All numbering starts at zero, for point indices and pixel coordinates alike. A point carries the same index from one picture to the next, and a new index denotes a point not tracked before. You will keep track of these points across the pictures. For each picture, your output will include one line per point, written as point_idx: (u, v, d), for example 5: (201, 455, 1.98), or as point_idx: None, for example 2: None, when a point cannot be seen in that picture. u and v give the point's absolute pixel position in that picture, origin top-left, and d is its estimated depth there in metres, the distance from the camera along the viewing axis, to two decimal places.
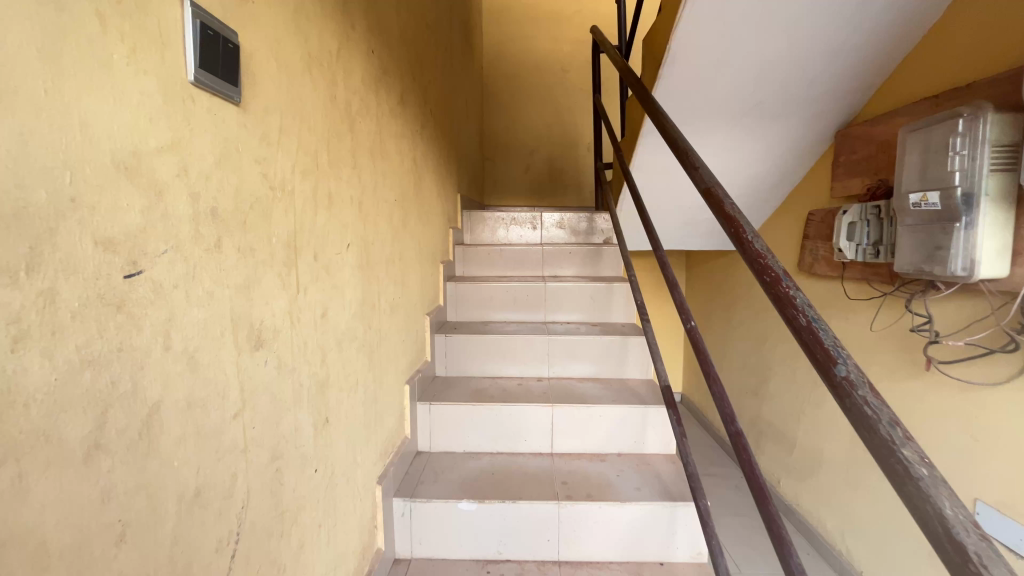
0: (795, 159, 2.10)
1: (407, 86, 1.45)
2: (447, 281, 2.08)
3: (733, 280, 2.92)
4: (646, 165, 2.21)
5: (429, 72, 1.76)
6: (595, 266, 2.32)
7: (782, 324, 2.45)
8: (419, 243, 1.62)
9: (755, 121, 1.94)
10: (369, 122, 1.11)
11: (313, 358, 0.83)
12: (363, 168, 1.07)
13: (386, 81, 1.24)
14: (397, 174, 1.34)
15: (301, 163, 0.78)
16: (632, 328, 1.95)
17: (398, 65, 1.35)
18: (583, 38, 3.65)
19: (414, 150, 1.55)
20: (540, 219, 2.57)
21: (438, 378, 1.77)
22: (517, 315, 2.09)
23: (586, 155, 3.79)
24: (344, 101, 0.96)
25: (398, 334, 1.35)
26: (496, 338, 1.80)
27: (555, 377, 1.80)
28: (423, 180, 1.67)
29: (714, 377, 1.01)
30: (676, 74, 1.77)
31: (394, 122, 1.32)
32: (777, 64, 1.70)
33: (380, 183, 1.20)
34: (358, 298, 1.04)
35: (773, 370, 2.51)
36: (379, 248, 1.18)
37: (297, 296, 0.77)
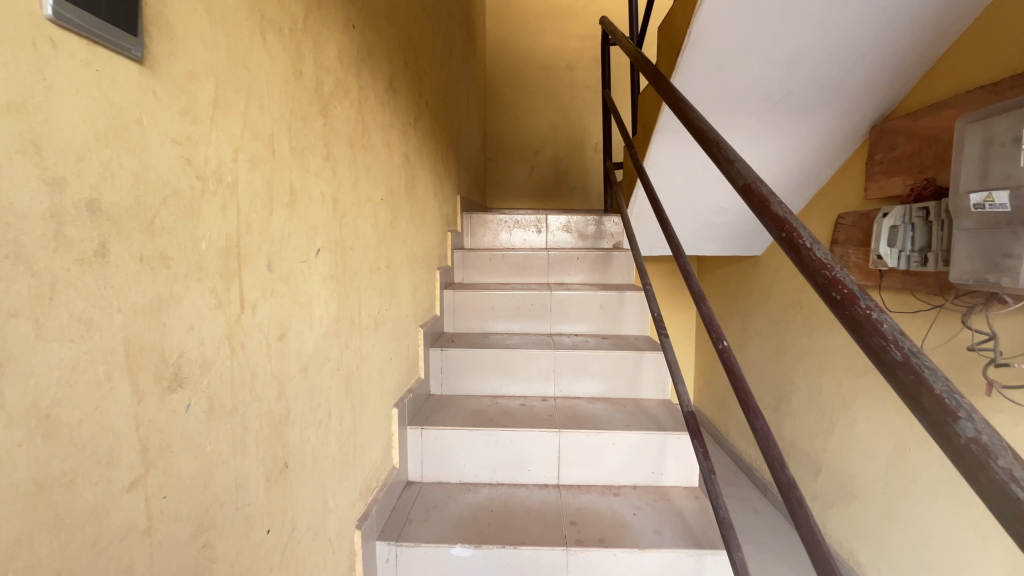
0: (823, 157, 1.93)
1: (398, 72, 1.30)
2: (445, 289, 1.92)
3: (750, 288, 2.75)
4: (661, 164, 2.05)
5: (425, 62, 1.61)
6: (605, 273, 2.15)
7: (804, 336, 2.27)
8: (412, 249, 1.46)
9: (782, 116, 1.77)
10: (347, 107, 0.95)
11: (266, 392, 0.66)
12: (339, 161, 0.91)
13: (371, 63, 1.09)
14: (384, 170, 1.18)
15: (250, 148, 0.62)
16: (645, 341, 1.78)
17: (386, 48, 1.20)
18: (590, 34, 3.50)
19: (406, 145, 1.39)
20: (546, 223, 2.42)
21: (433, 397, 1.60)
22: (520, 325, 1.92)
23: (593, 156, 3.63)
24: (314, 79, 0.81)
25: (385, 353, 1.19)
26: (497, 353, 1.63)
27: (562, 396, 1.63)
28: (416, 179, 1.51)
29: (754, 411, 0.85)
30: (697, 64, 1.61)
31: (381, 112, 1.17)
32: (808, 53, 1.54)
33: (362, 179, 1.04)
34: (331, 314, 0.88)
35: (794, 384, 2.34)
36: (360, 255, 1.03)
37: (242, 315, 0.61)
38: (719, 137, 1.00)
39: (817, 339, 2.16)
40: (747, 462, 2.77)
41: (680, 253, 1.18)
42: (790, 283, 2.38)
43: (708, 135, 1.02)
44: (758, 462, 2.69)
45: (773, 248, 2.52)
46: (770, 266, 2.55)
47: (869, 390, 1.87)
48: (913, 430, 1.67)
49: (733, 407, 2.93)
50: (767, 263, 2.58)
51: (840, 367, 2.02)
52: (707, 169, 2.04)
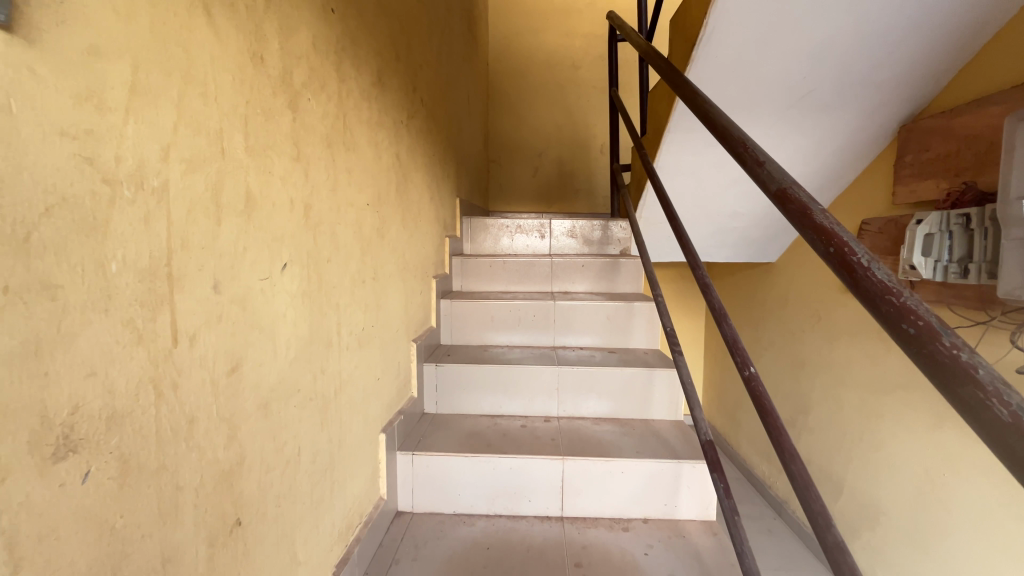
0: (846, 158, 1.81)
1: (388, 65, 1.19)
2: (442, 299, 1.80)
3: (763, 295, 2.62)
4: (672, 165, 1.93)
5: (420, 56, 1.51)
6: (612, 281, 2.03)
7: (822, 349, 2.14)
8: (403, 257, 1.34)
9: (804, 114, 1.65)
10: (325, 100, 0.84)
11: (210, 439, 0.55)
12: (312, 160, 0.80)
13: (355, 53, 0.98)
14: (370, 171, 1.07)
15: (187, 144, 0.51)
16: (656, 356, 1.66)
17: (374, 38, 1.09)
18: (596, 32, 3.39)
19: (397, 145, 1.28)
20: (549, 228, 2.30)
21: (426, 417, 1.49)
22: (521, 337, 1.80)
23: (599, 158, 3.52)
24: (281, 66, 0.70)
25: (369, 373, 1.07)
26: (496, 370, 1.51)
27: (565, 417, 1.51)
28: (409, 181, 1.40)
29: (791, 454, 0.74)
30: (714, 57, 1.50)
31: (367, 108, 1.06)
32: (834, 47, 1.42)
33: (342, 181, 0.92)
34: (300, 337, 0.76)
35: (811, 399, 2.21)
36: (339, 267, 0.91)
37: (176, 349, 0.49)
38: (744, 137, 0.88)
39: (837, 351, 2.04)
40: (760, 478, 2.64)
41: (697, 265, 1.07)
42: (806, 291, 2.25)
43: (732, 134, 0.91)
44: (772, 479, 2.56)
45: (789, 255, 2.39)
46: (786, 273, 2.42)
47: (896, 409, 1.74)
48: (947, 454, 1.54)
49: (746, 420, 2.80)
50: (782, 270, 2.45)
51: (863, 382, 1.89)
52: (721, 171, 1.92)
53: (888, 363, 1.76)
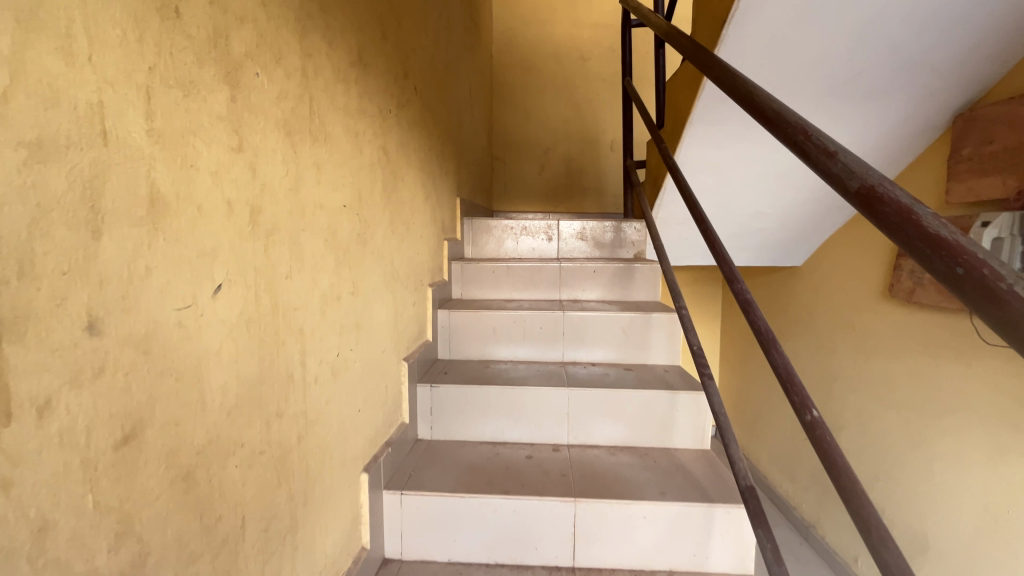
0: (889, 152, 1.62)
1: (372, 44, 1.02)
2: (439, 309, 1.63)
3: (788, 301, 2.43)
4: (694, 161, 1.75)
5: (413, 39, 1.34)
6: (627, 288, 1.86)
7: (856, 362, 1.96)
8: (392, 265, 1.18)
9: (846, 104, 1.46)
10: (282, 78, 0.68)
11: (81, 548, 0.38)
12: (261, 150, 0.63)
13: (325, 24, 0.81)
14: (347, 166, 0.90)
15: (30, 121, 0.34)
16: (677, 374, 1.48)
17: (353, 9, 0.92)
18: (606, 21, 3.21)
19: (384, 138, 1.11)
20: (557, 229, 2.13)
21: (420, 445, 1.32)
22: (527, 351, 1.63)
23: (608, 154, 3.34)
24: (211, 28, 0.53)
25: (347, 406, 0.91)
26: (499, 392, 1.34)
27: (576, 445, 1.33)
28: (399, 179, 1.23)
29: (885, 538, 0.57)
30: (747, 37, 1.31)
31: (344, 92, 0.89)
32: (887, 25, 1.23)
33: (307, 176, 0.75)
34: (244, 377, 0.59)
35: (844, 416, 2.02)
36: (303, 283, 0.74)
37: (6, 430, 0.33)
38: (801, 118, 0.70)
39: (876, 365, 1.85)
40: (783, 498, 2.45)
41: (736, 277, 0.90)
42: (838, 298, 2.06)
43: (785, 116, 0.72)
44: (796, 499, 2.37)
45: (818, 258, 2.20)
46: (814, 278, 2.23)
47: (949, 433, 1.55)
48: (1012, 489, 1.35)
49: (768, 434, 2.61)
50: (810, 275, 2.27)
51: (908, 401, 1.70)
52: (748, 167, 1.74)
53: (940, 380, 1.57)
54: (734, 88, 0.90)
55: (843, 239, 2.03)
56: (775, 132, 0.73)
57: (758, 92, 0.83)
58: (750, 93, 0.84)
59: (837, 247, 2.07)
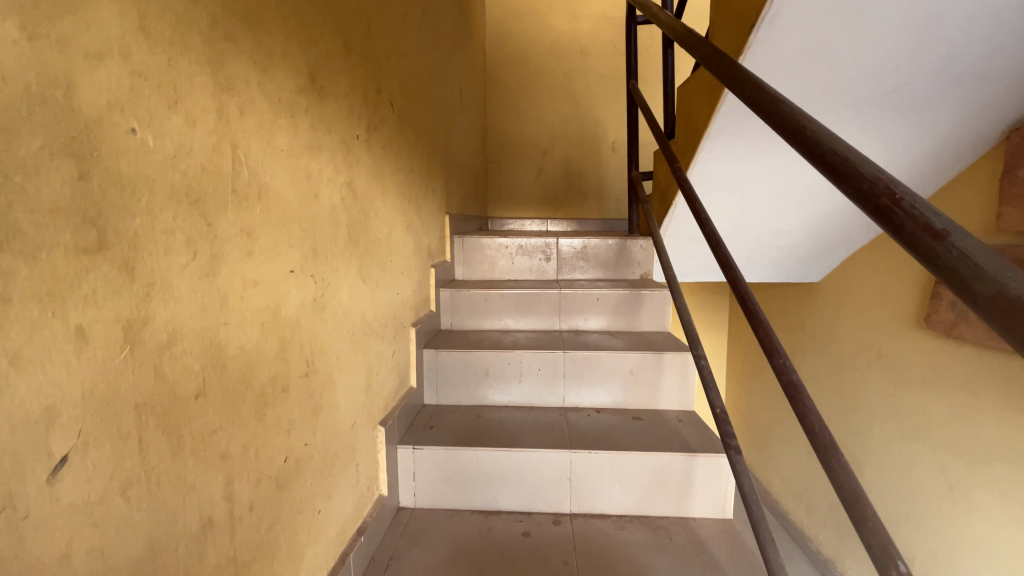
0: (930, 167, 1.44)
1: (330, 60, 0.83)
2: (425, 348, 1.45)
3: (804, 319, 2.27)
4: (709, 177, 1.57)
5: (387, 46, 1.15)
6: (634, 317, 1.68)
7: (884, 393, 1.79)
8: (362, 318, 1.00)
9: (887, 115, 1.27)
10: (183, 126, 0.49)
11: None
12: (144, 235, 0.44)
13: (256, 44, 0.62)
14: (293, 219, 0.72)
15: None
16: (694, 425, 1.32)
17: (301, 19, 0.73)
18: (607, 14, 3.00)
19: (350, 170, 0.93)
20: (556, 248, 1.96)
21: (402, 516, 1.16)
22: (523, 394, 1.46)
23: (610, 156, 3.14)
24: (27, 76, 0.34)
25: (301, 514, 0.74)
26: (491, 454, 1.17)
27: (580, 514, 1.17)
28: (372, 214, 1.05)
29: None
30: (779, 43, 1.11)
31: (289, 128, 0.70)
32: (945, 29, 1.03)
33: (229, 250, 0.57)
34: (116, 568, 0.42)
35: (868, 448, 1.87)
36: (225, 393, 0.56)
37: None
38: (877, 169, 0.51)
39: (907, 399, 1.69)
40: (797, 526, 2.31)
41: (781, 352, 0.75)
42: (863, 321, 1.89)
43: (852, 164, 0.53)
44: (812, 529, 2.23)
45: (838, 276, 2.03)
46: (834, 296, 2.06)
47: (990, 483, 1.40)
48: None
49: (780, 458, 2.46)
50: (829, 292, 2.09)
51: (944, 442, 1.54)
52: (769, 184, 1.56)
53: (983, 425, 1.41)
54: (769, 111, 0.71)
55: (870, 257, 1.85)
56: (838, 185, 0.54)
57: (805, 121, 0.63)
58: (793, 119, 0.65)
59: (862, 265, 1.89)
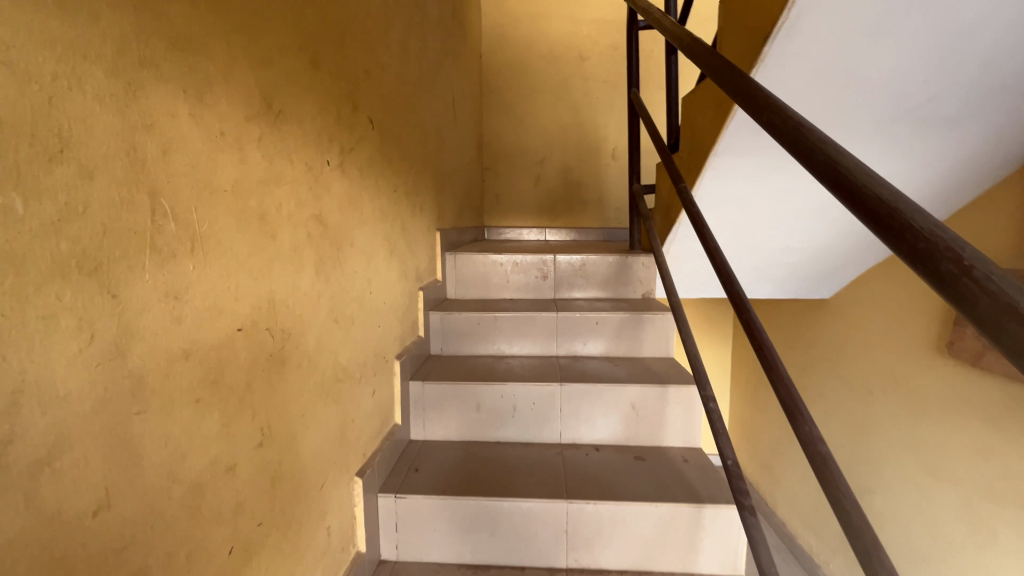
0: (956, 184, 1.33)
1: (292, 81, 0.74)
2: (411, 379, 1.35)
3: (813, 336, 2.17)
4: (716, 195, 1.47)
5: (366, 60, 1.06)
6: (635, 342, 1.58)
7: (901, 419, 1.69)
8: (334, 362, 0.90)
9: (912, 132, 1.16)
10: (75, 178, 0.40)
11: None
12: (7, 327, 0.35)
13: (189, 70, 0.52)
14: (242, 269, 0.62)
15: None
16: (700, 466, 1.22)
17: (252, 37, 0.64)
18: (608, 17, 2.90)
19: (318, 201, 0.83)
20: (553, 265, 1.86)
21: (383, 571, 1.07)
22: (517, 430, 1.36)
23: (611, 163, 3.04)
24: None
25: None
26: (480, 504, 1.08)
27: (577, 570, 1.08)
28: (346, 245, 0.95)
29: None
30: (794, 60, 1.01)
31: (236, 164, 0.61)
32: (980, 41, 0.93)
33: (146, 323, 0.47)
34: None
35: (883, 477, 1.76)
36: (142, 496, 0.46)
37: None
38: (935, 225, 0.39)
39: (927, 429, 1.59)
40: (804, 552, 2.21)
41: (806, 419, 0.64)
42: (878, 343, 1.79)
43: (899, 213, 0.42)
44: (821, 556, 2.13)
45: (851, 294, 1.92)
46: (846, 315, 1.96)
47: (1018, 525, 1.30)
48: None
49: (787, 479, 2.36)
50: (841, 310, 1.99)
51: (967, 477, 1.44)
52: (780, 201, 1.46)
53: (1011, 461, 1.31)
54: (788, 137, 0.59)
55: (886, 276, 1.75)
56: (883, 237, 0.43)
57: (838, 154, 0.51)
58: (821, 150, 0.53)
59: (877, 284, 1.79)
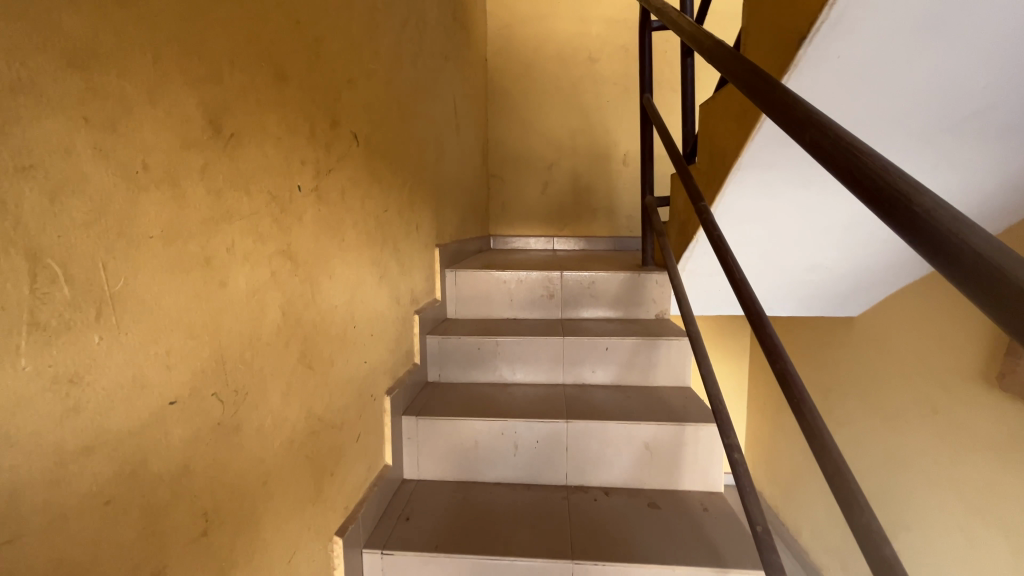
0: (1009, 198, 1.19)
1: (248, 99, 0.63)
2: (404, 414, 1.25)
3: (839, 356, 2.02)
4: (738, 210, 1.34)
5: (349, 69, 0.95)
6: (649, 370, 1.46)
7: (941, 453, 1.55)
8: (308, 413, 0.80)
9: (964, 144, 1.03)
10: None
11: None
12: None
13: (96, 94, 0.42)
14: (178, 329, 0.52)
15: None
16: (723, 516, 1.10)
17: (192, 50, 0.53)
18: (618, 17, 2.77)
19: (286, 235, 0.73)
20: (560, 283, 1.74)
21: None
22: (518, 470, 1.24)
23: (622, 169, 2.91)
24: None
25: None
26: (475, 562, 0.97)
27: None
28: (323, 279, 0.85)
29: None
30: (831, 67, 0.88)
31: (170, 203, 0.50)
32: None
33: (26, 421, 0.37)
34: None
35: (920, 514, 1.62)
36: None
37: None
38: None
39: (971, 466, 1.44)
40: None
41: (866, 508, 0.47)
42: (914, 367, 1.64)
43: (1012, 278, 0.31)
44: None
45: (882, 312, 1.78)
46: (877, 334, 1.81)
47: None
48: None
49: (809, 507, 2.21)
50: (871, 329, 1.85)
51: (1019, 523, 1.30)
52: (808, 217, 1.33)
53: None
54: (838, 162, 0.47)
55: (925, 294, 1.60)
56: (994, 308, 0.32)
57: (913, 189, 0.40)
58: (887, 182, 0.42)
59: (913, 303, 1.65)
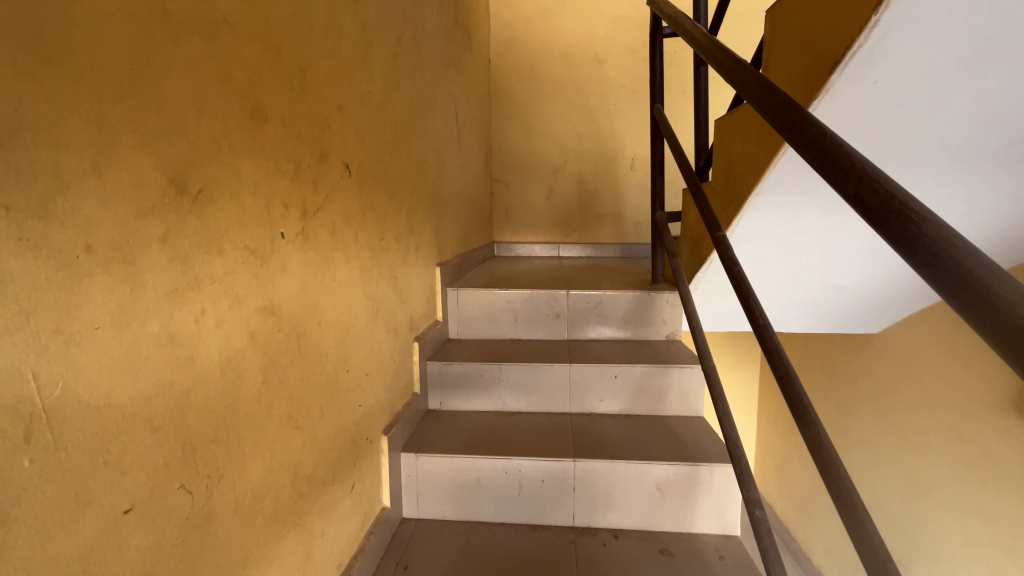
0: None
1: (219, 147, 0.57)
2: (403, 451, 1.19)
3: (857, 374, 1.94)
4: (756, 233, 1.26)
5: (338, 95, 0.88)
6: (660, 398, 1.39)
7: (965, 483, 1.47)
8: (295, 476, 0.74)
9: (1008, 173, 0.94)
10: None
11: None
12: None
13: (22, 177, 0.36)
14: (137, 425, 0.46)
15: None
16: (739, 566, 1.03)
17: (149, 105, 0.47)
18: (626, 16, 2.67)
19: (266, 291, 0.66)
20: (566, 303, 1.67)
21: None
22: (523, 510, 1.18)
23: (629, 174, 2.82)
24: None
25: None
26: None
27: None
28: (311, 328, 0.79)
29: None
30: (865, 94, 0.80)
31: (122, 285, 0.44)
32: None
33: None
34: None
35: (942, 544, 1.55)
36: None
37: None
38: None
39: (998, 499, 1.37)
40: None
41: None
42: (937, 392, 1.56)
43: None
44: None
45: (904, 332, 1.70)
46: (898, 354, 1.73)
47: None
48: None
49: (822, 527, 2.15)
50: (891, 348, 1.77)
51: None
52: (830, 241, 1.25)
53: None
54: (890, 226, 0.40)
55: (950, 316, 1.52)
56: None
57: (991, 274, 0.33)
58: (955, 263, 0.35)
59: (938, 324, 1.56)
